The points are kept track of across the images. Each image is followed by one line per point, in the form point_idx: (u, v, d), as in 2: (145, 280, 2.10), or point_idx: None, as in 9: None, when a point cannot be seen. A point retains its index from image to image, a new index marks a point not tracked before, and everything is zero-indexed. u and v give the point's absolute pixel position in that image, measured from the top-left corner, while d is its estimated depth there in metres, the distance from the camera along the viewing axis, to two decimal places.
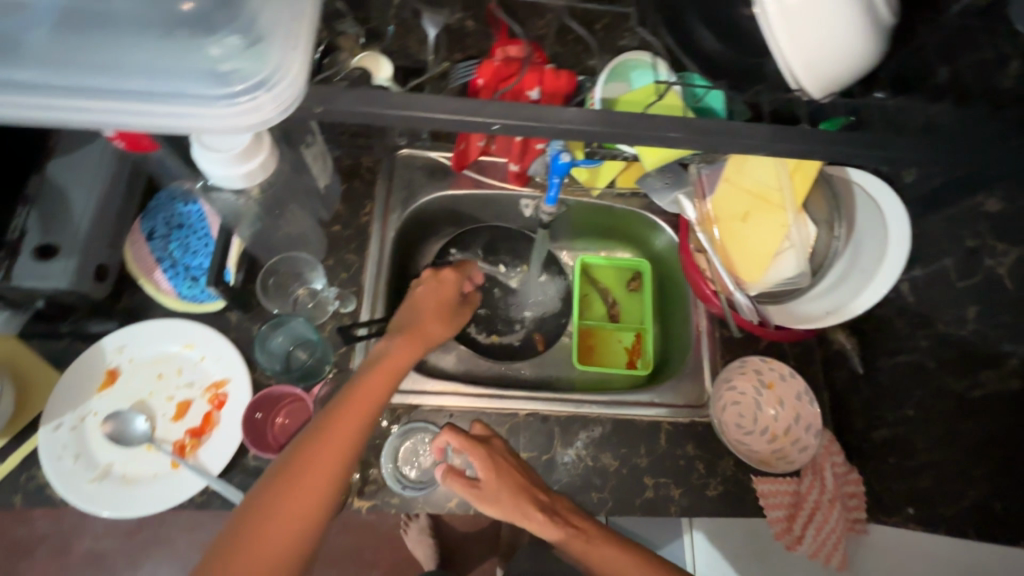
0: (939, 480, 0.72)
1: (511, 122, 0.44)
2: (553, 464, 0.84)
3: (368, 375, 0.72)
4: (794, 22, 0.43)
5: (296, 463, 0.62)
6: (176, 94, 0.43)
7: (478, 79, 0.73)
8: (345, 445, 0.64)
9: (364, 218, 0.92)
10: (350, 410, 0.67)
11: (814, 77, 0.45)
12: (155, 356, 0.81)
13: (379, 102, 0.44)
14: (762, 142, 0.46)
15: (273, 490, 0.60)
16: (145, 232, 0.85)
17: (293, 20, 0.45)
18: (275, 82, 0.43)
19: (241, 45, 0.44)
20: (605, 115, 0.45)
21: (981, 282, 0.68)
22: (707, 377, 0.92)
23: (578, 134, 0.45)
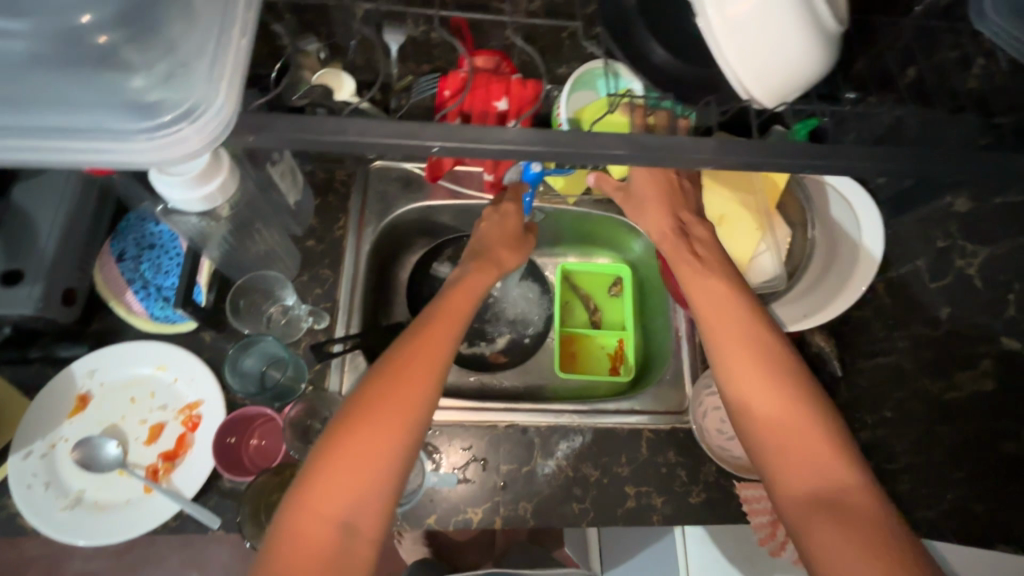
0: (918, 482, 0.72)
1: (453, 144, 0.43)
2: (534, 476, 0.83)
3: (447, 298, 0.69)
4: (741, 40, 0.44)
5: (395, 367, 0.58)
6: (108, 127, 0.43)
7: (444, 92, 0.73)
8: (442, 350, 0.61)
9: (338, 232, 0.91)
10: (439, 322, 0.64)
11: (765, 91, 0.46)
12: (127, 379, 0.80)
13: (316, 129, 0.43)
14: (716, 153, 0.45)
15: (370, 396, 0.56)
16: (115, 254, 0.84)
17: (224, 44, 0.44)
18: (206, 110, 0.42)
19: (172, 75, 0.44)
20: (553, 134, 0.44)
21: (953, 282, 0.69)
22: (687, 383, 0.92)
23: (526, 152, 0.44)
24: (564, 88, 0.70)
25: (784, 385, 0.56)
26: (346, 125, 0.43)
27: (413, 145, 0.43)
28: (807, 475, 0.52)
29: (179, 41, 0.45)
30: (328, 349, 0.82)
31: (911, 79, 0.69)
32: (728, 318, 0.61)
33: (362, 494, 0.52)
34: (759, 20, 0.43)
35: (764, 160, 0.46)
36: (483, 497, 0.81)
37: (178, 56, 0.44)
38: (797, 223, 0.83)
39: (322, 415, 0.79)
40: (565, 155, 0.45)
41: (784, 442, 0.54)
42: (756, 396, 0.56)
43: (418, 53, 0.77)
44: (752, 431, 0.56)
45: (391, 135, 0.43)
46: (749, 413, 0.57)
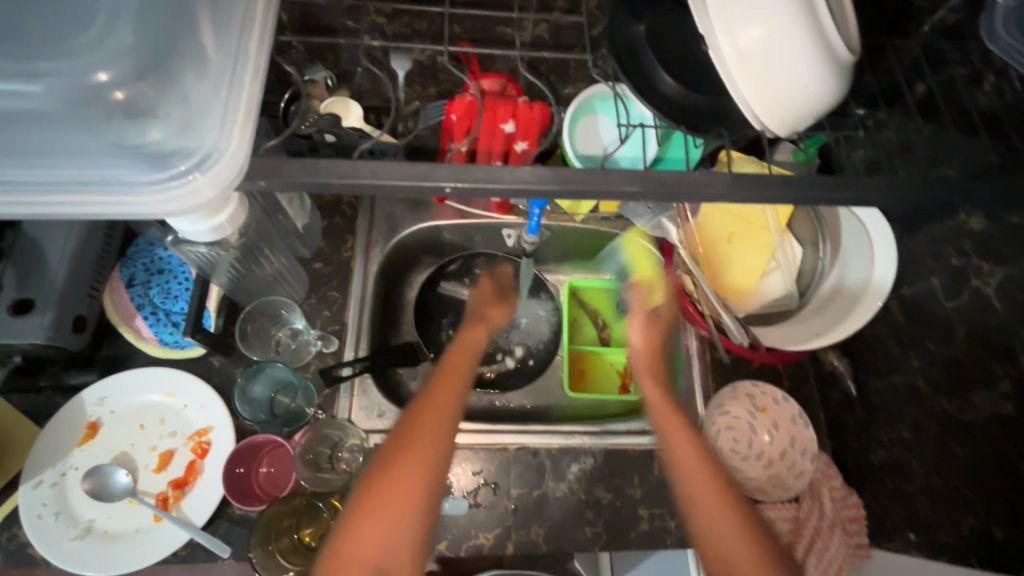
0: (937, 505, 0.70)
1: (463, 184, 0.44)
2: (545, 499, 0.82)
3: (454, 352, 0.68)
4: (754, 72, 0.43)
5: (401, 441, 0.56)
6: (129, 179, 0.45)
7: (452, 116, 0.73)
8: (448, 417, 0.58)
9: (345, 254, 0.91)
10: (444, 385, 0.62)
11: (779, 121, 0.45)
12: (136, 406, 0.80)
13: (322, 172, 0.44)
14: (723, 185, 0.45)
15: (390, 457, 0.55)
16: (125, 279, 0.84)
17: (236, 94, 0.47)
18: (220, 159, 0.44)
19: (184, 123, 0.45)
20: (566, 174, 0.45)
21: (968, 301, 0.67)
22: (700, 402, 0.91)
23: (537, 189, 0.44)
24: (570, 113, 0.71)
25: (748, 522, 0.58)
26: (357, 167, 0.44)
27: (424, 186, 0.44)
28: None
29: (190, 90, 0.46)
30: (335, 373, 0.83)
31: (921, 95, 0.68)
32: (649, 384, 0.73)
33: (384, 564, 0.51)
34: (772, 52, 0.42)
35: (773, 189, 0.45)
36: (494, 522, 0.80)
37: (189, 104, 0.46)
38: (808, 242, 0.85)
39: (330, 441, 0.79)
40: (578, 192, 0.45)
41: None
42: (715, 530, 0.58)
43: (423, 77, 0.77)
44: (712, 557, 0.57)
45: (402, 176, 0.44)
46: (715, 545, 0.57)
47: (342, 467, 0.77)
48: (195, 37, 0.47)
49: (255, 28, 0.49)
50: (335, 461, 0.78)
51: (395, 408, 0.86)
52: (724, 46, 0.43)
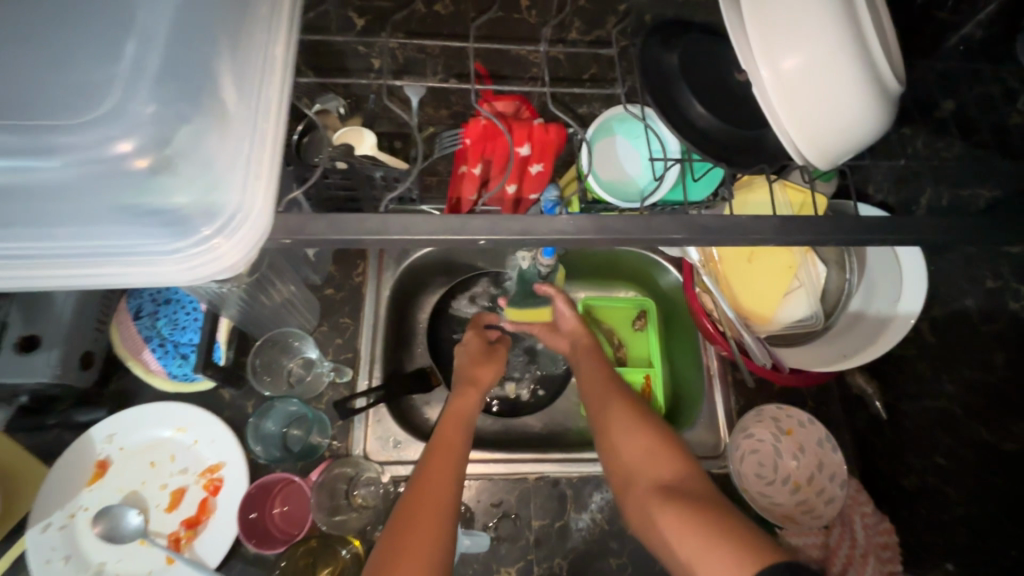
0: (979, 537, 0.67)
1: (497, 237, 0.43)
2: (568, 530, 0.80)
3: (444, 425, 0.74)
4: (796, 102, 0.41)
5: (403, 518, 0.61)
6: (153, 247, 0.44)
7: (466, 141, 0.72)
8: (442, 510, 0.62)
9: (357, 279, 0.90)
10: (435, 473, 0.66)
11: (817, 152, 0.43)
12: (146, 442, 0.78)
13: (348, 229, 0.43)
14: (755, 223, 0.44)
15: (395, 532, 0.60)
16: (132, 311, 0.83)
17: (257, 150, 0.45)
18: (245, 220, 0.43)
19: (208, 186, 0.45)
20: (601, 221, 0.44)
21: (1006, 325, 0.63)
22: (724, 428, 0.89)
23: (573, 237, 0.43)
24: (588, 138, 0.69)
25: (640, 412, 0.73)
26: (386, 223, 0.43)
27: (455, 238, 0.43)
28: (660, 468, 0.66)
29: (213, 152, 0.45)
30: (350, 405, 0.81)
31: (944, 114, 0.66)
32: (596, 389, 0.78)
33: None
34: (819, 82, 0.40)
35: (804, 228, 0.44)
36: (515, 555, 0.78)
37: (214, 168, 0.45)
38: (832, 262, 0.83)
39: (345, 475, 0.77)
40: (612, 238, 0.44)
41: (643, 448, 0.69)
42: (614, 424, 0.72)
43: (435, 101, 0.76)
44: (612, 445, 0.71)
45: (429, 228, 0.43)
46: (616, 434, 0.72)
47: (358, 503, 0.76)
48: (218, 96, 0.47)
49: (274, 81, 0.48)
50: (352, 497, 0.77)
51: (410, 437, 0.83)
52: (767, 76, 0.41)
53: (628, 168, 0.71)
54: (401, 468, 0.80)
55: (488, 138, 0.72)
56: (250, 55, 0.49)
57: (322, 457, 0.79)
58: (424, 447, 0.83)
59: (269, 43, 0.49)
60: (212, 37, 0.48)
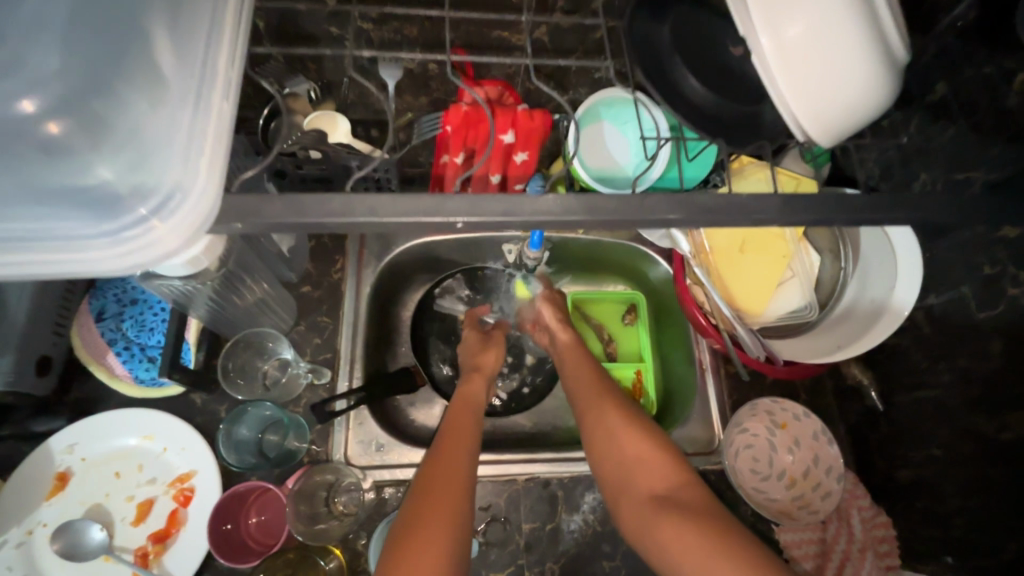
0: (979, 530, 0.65)
1: (477, 220, 0.40)
2: (559, 533, 0.77)
3: (452, 412, 0.74)
4: (800, 74, 0.39)
5: (422, 493, 0.59)
6: (80, 231, 0.40)
7: (447, 128, 0.69)
8: (456, 506, 0.58)
9: (335, 276, 0.86)
10: (444, 457, 0.64)
11: (821, 129, 0.41)
12: (110, 452, 0.73)
13: (308, 211, 0.39)
14: (752, 204, 0.42)
15: (413, 508, 0.58)
16: (94, 313, 0.78)
17: (196, 124, 0.41)
18: (186, 201, 0.40)
19: (143, 165, 0.41)
20: (589, 203, 0.40)
21: (1003, 312, 0.62)
22: (716, 422, 0.86)
23: (561, 220, 0.40)
24: (573, 123, 0.66)
25: (636, 418, 0.69)
26: (353, 204, 0.40)
27: (431, 222, 0.40)
28: (659, 479, 0.63)
29: (148, 126, 0.42)
30: (329, 408, 0.77)
31: (937, 97, 0.63)
32: (589, 387, 0.75)
33: None
34: (821, 51, 0.38)
35: (802, 210, 0.42)
36: (505, 560, 0.75)
37: (150, 145, 0.41)
38: (825, 250, 0.82)
39: (325, 481, 0.73)
40: (602, 221, 0.41)
41: (639, 458, 0.65)
42: (609, 430, 0.68)
43: (414, 87, 0.73)
44: (605, 452, 0.67)
45: (401, 212, 0.40)
46: (611, 442, 0.67)
47: (339, 510, 0.72)
48: (155, 67, 0.43)
49: (217, 49, 0.44)
50: (333, 504, 0.72)
51: (394, 440, 0.80)
52: (767, 46, 0.39)
53: (621, 154, 0.69)
54: (384, 473, 0.76)
55: (470, 125, 0.69)
56: (191, 23, 0.45)
57: (299, 463, 0.75)
58: (408, 450, 0.79)
59: (215, 9, 0.45)
60: (148, 5, 0.45)
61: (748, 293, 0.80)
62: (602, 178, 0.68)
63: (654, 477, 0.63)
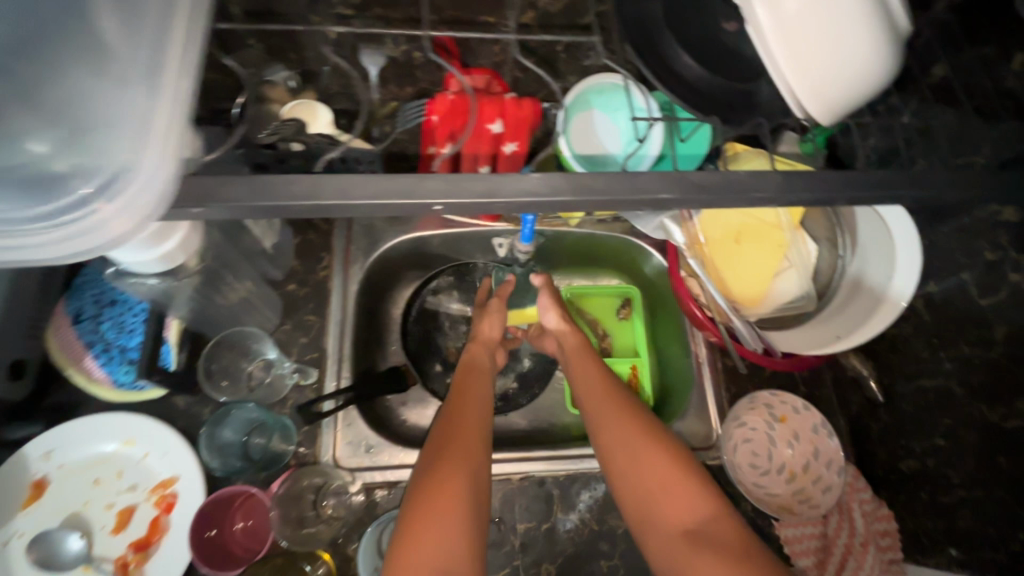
0: (981, 520, 0.64)
1: (459, 203, 0.38)
2: (555, 533, 0.75)
3: (460, 380, 0.75)
4: (802, 54, 0.37)
5: (438, 451, 0.61)
6: (18, 216, 0.37)
7: (433, 118, 0.67)
8: (473, 458, 0.60)
9: (322, 273, 0.83)
10: (459, 422, 0.66)
11: (828, 108, 0.39)
12: (89, 458, 0.70)
13: (271, 193, 0.37)
14: (750, 185, 0.40)
15: (429, 465, 0.60)
16: (71, 315, 0.74)
17: (145, 101, 0.39)
18: (135, 181, 0.36)
19: (91, 148, 0.38)
20: (580, 186, 0.38)
21: (1006, 297, 0.60)
22: (714, 416, 0.85)
23: (548, 201, 0.38)
24: (562, 110, 0.64)
25: (662, 439, 0.63)
26: (319, 185, 0.38)
27: (414, 207, 0.38)
28: (688, 509, 0.57)
29: (99, 108, 0.39)
30: (317, 409, 0.75)
31: (936, 79, 0.61)
32: (607, 401, 0.69)
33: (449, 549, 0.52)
34: (821, 28, 0.37)
35: (802, 192, 0.40)
36: (499, 561, 0.73)
37: (99, 125, 0.39)
38: (823, 239, 0.80)
39: (312, 484, 0.71)
40: (590, 202, 0.39)
41: (665, 485, 0.59)
42: (631, 446, 0.63)
43: (399, 75, 0.70)
44: (627, 473, 0.62)
45: (376, 196, 0.38)
46: (633, 465, 0.62)
47: (328, 514, 0.70)
48: (105, 46, 0.41)
49: (163, 20, 0.41)
50: (321, 507, 0.70)
51: (384, 440, 0.78)
52: (766, 29, 0.37)
53: (611, 140, 0.67)
54: (374, 474, 0.74)
55: (457, 114, 0.67)
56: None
57: (287, 466, 0.73)
58: (399, 450, 0.77)
59: None
60: None
61: (743, 284, 0.78)
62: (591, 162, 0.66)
63: (679, 500, 0.58)
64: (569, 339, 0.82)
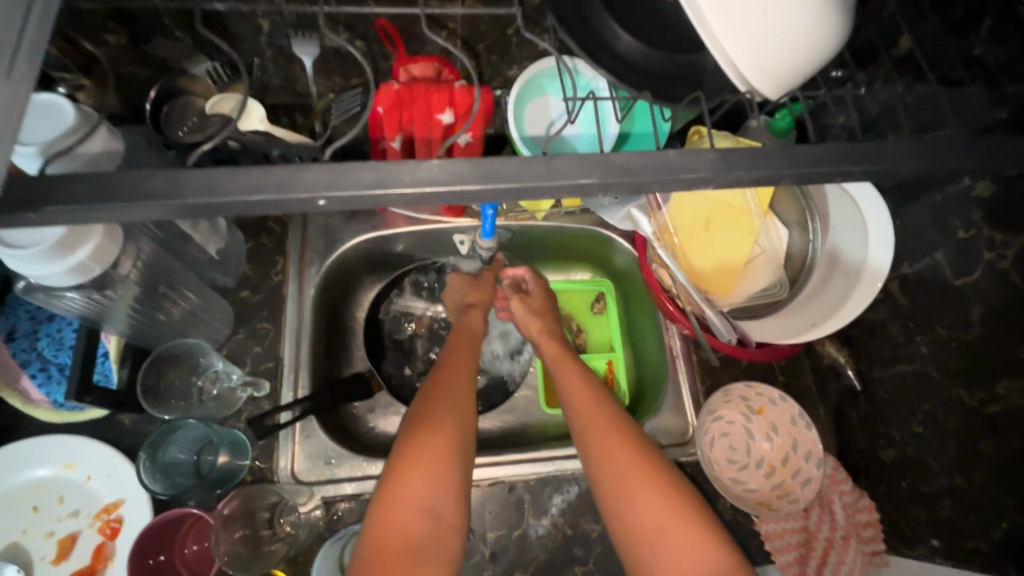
0: (962, 509, 0.61)
1: (351, 195, 0.34)
2: (526, 540, 0.72)
3: (455, 338, 0.76)
4: (760, 53, 0.35)
5: (427, 405, 0.63)
6: None
7: (378, 109, 0.63)
8: (462, 412, 0.63)
9: (275, 278, 0.79)
10: (450, 377, 0.68)
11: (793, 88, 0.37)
12: (27, 485, 0.66)
13: (133, 193, 0.33)
14: (694, 168, 0.37)
15: (421, 416, 0.62)
16: (3, 333, 0.69)
17: None
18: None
19: None
20: (507, 174, 0.35)
21: (981, 277, 0.58)
22: (690, 410, 0.82)
23: (453, 189, 0.35)
24: (513, 95, 0.60)
25: (659, 470, 0.59)
26: (182, 179, 0.33)
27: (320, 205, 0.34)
28: (682, 555, 0.53)
29: None
30: (271, 421, 0.71)
31: (902, 52, 0.58)
32: (592, 410, 0.66)
33: (433, 493, 0.56)
34: (764, 14, 0.34)
35: (751, 172, 0.37)
36: (468, 573, 0.70)
37: None
38: (793, 222, 0.77)
39: (267, 502, 0.67)
40: (507, 191, 0.35)
41: (657, 524, 0.56)
42: (623, 472, 0.59)
43: (342, 65, 0.66)
44: (617, 498, 0.59)
45: (262, 187, 0.33)
46: (624, 496, 0.58)
47: (285, 531, 0.67)
48: None
49: None
50: (277, 525, 0.67)
51: (345, 452, 0.74)
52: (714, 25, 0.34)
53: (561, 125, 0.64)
54: (334, 488, 0.71)
55: (403, 105, 0.64)
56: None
57: (243, 482, 0.69)
58: (361, 461, 0.74)
59: None
60: None
61: (714, 272, 0.76)
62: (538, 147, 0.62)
63: (673, 539, 0.54)
64: (550, 348, 0.77)
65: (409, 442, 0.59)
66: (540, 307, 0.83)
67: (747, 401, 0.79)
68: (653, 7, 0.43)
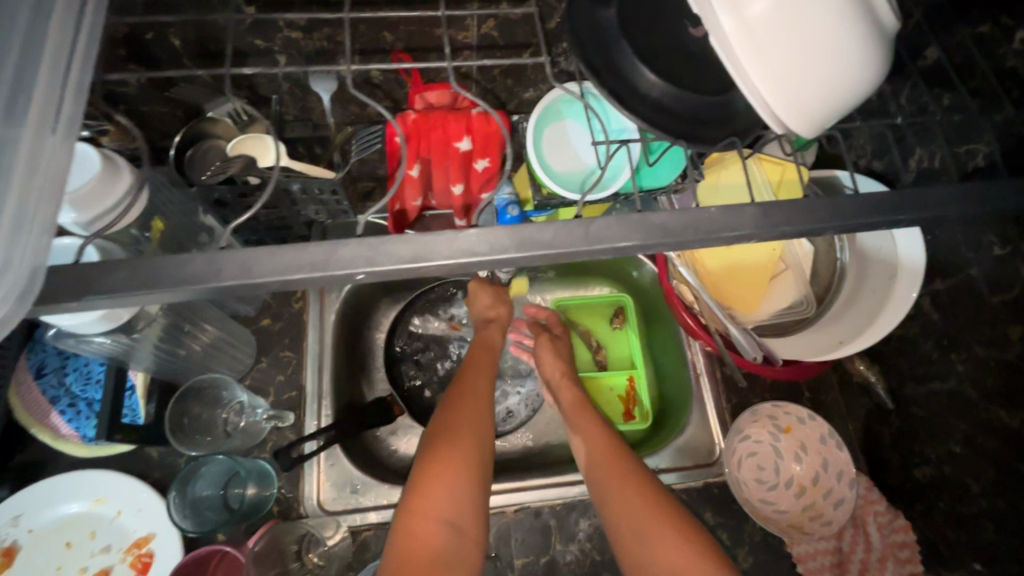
0: (1004, 532, 0.59)
1: (379, 262, 0.34)
2: (555, 565, 0.72)
3: (472, 353, 0.75)
4: (812, 111, 0.35)
5: (447, 420, 0.63)
6: None
7: (398, 140, 0.63)
8: (479, 428, 0.63)
9: (296, 305, 0.80)
10: (468, 391, 0.67)
11: (863, 100, 0.36)
12: (60, 520, 0.67)
13: (162, 265, 0.34)
14: (726, 216, 0.36)
15: (441, 430, 0.62)
16: (33, 369, 0.69)
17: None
18: None
19: None
20: (532, 232, 0.35)
21: (1019, 295, 0.56)
22: (716, 428, 0.81)
23: (487, 257, 0.34)
24: (531, 126, 0.60)
25: (678, 520, 0.57)
26: (219, 262, 0.34)
27: (347, 271, 0.34)
28: None
29: None
30: (297, 453, 0.72)
31: (929, 63, 0.56)
32: (602, 452, 0.67)
33: (454, 502, 0.56)
34: (799, 52, 0.33)
35: (783, 216, 0.36)
36: None
37: None
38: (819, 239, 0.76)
39: (295, 536, 0.68)
40: (539, 254, 0.35)
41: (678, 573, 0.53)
42: (640, 519, 0.58)
43: (359, 97, 0.67)
44: (631, 540, 0.57)
45: (294, 253, 0.34)
46: (643, 549, 0.56)
47: (313, 563, 0.68)
48: None
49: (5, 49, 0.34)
50: (305, 558, 0.68)
51: (370, 480, 0.74)
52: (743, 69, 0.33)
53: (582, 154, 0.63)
54: (360, 517, 0.71)
55: (422, 134, 0.64)
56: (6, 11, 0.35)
57: (269, 516, 0.70)
58: (386, 489, 0.73)
59: None
60: None
61: (738, 289, 0.74)
62: (559, 178, 0.62)
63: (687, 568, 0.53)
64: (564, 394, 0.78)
65: (430, 456, 0.59)
66: (567, 352, 0.83)
67: (774, 421, 0.78)
68: (674, 41, 0.43)
